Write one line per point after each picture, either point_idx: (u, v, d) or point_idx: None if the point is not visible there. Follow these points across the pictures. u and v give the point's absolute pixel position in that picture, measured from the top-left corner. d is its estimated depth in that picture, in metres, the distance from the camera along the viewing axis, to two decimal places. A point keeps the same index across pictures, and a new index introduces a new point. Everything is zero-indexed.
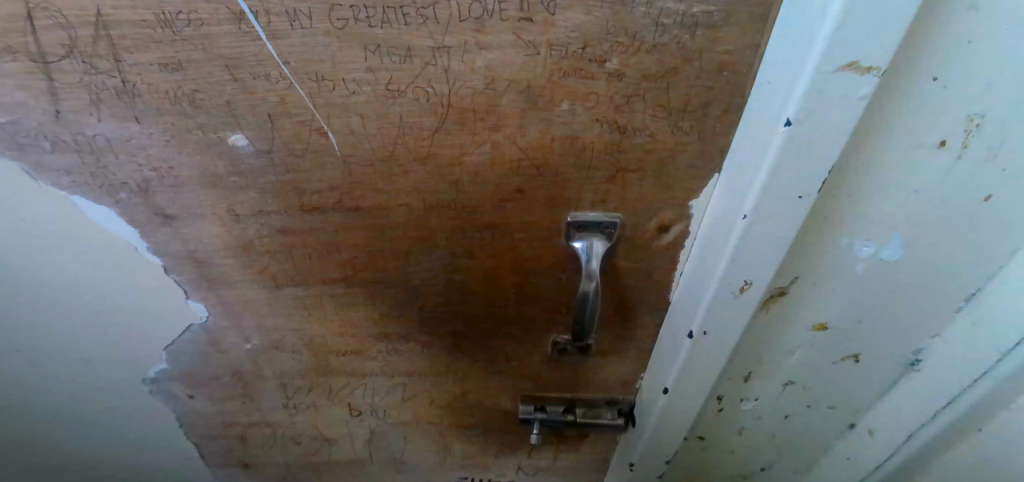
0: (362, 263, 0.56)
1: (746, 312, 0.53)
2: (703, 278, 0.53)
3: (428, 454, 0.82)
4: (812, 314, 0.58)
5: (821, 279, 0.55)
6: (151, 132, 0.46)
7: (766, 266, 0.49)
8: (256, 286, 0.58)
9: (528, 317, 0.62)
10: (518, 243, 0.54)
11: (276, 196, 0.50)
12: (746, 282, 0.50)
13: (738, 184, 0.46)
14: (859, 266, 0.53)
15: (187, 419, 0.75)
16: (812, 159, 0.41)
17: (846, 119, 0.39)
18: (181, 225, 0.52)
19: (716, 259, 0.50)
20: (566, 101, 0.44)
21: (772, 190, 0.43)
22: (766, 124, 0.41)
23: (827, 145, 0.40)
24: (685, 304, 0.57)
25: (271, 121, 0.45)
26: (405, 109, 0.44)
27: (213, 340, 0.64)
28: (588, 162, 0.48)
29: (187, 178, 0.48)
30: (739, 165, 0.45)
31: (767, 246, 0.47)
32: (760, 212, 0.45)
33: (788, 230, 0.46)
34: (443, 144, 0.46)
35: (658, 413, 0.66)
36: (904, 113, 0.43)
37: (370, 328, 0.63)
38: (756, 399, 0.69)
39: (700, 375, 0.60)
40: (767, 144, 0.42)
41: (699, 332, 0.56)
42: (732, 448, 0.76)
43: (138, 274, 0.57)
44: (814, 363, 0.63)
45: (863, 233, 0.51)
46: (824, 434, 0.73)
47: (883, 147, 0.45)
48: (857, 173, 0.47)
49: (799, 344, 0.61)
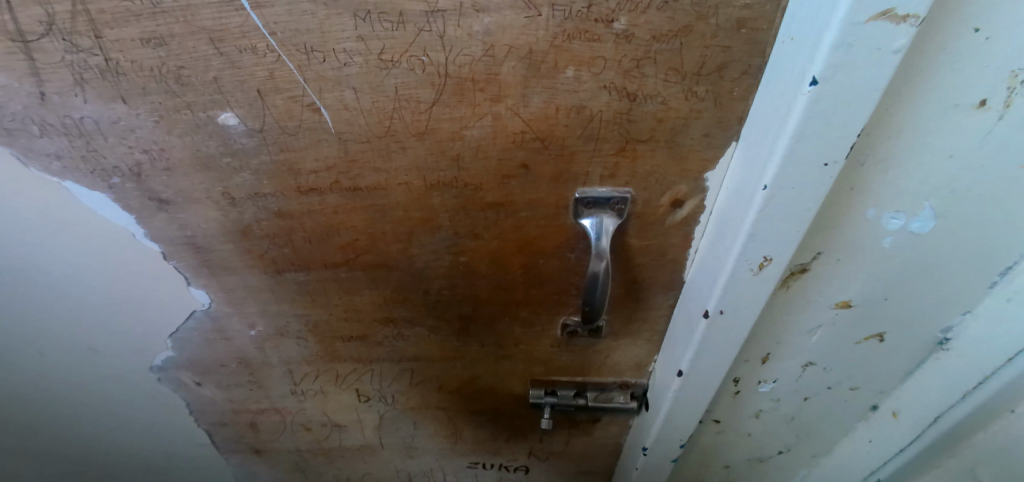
0: (364, 246, 0.54)
1: (765, 289, 0.51)
2: (720, 254, 0.50)
3: (439, 439, 0.81)
4: (836, 291, 0.55)
5: (846, 253, 0.51)
6: (139, 113, 0.44)
7: (787, 240, 0.46)
8: (256, 272, 0.56)
9: (536, 299, 0.60)
10: (524, 222, 0.52)
11: (271, 178, 0.48)
12: (765, 258, 0.47)
13: (758, 152, 0.43)
14: (887, 239, 0.50)
15: (197, 406, 0.75)
16: (839, 121, 0.38)
17: (877, 75, 0.36)
18: (176, 210, 0.50)
19: (734, 234, 0.47)
20: (571, 66, 0.41)
21: (795, 156, 0.40)
22: (788, 85, 0.38)
23: (855, 104, 0.37)
24: (701, 282, 0.54)
25: (261, 97, 0.43)
26: (400, 81, 0.42)
27: (217, 327, 0.63)
28: (596, 134, 0.45)
29: (179, 160, 0.47)
30: (758, 131, 0.42)
31: (789, 218, 0.44)
32: (782, 181, 0.42)
33: (811, 201, 0.43)
34: (442, 118, 0.44)
35: (674, 396, 0.63)
36: (940, 71, 0.40)
37: (374, 313, 0.61)
38: (775, 382, 0.66)
39: (717, 356, 0.58)
40: (790, 107, 0.38)
41: (716, 312, 0.53)
42: (749, 432, 0.73)
43: (138, 261, 0.55)
44: (838, 344, 0.60)
45: (891, 203, 0.48)
46: (846, 418, 0.70)
47: (915, 109, 0.42)
48: (887, 139, 0.44)
49: (822, 323, 0.58)
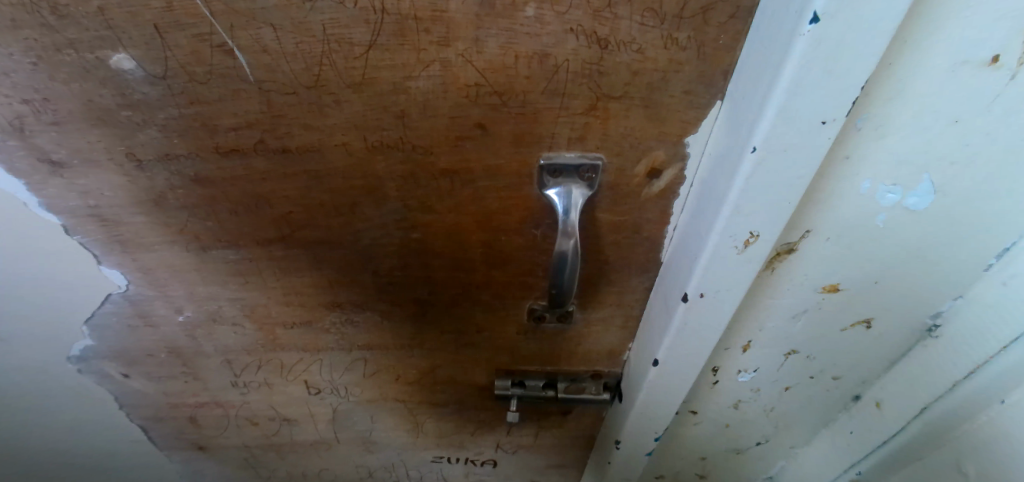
0: (300, 220, 0.47)
1: (749, 270, 0.46)
2: (700, 230, 0.44)
3: (400, 433, 0.76)
4: (823, 275, 0.50)
5: (835, 232, 0.46)
6: (11, 52, 0.36)
7: (776, 213, 0.41)
8: (178, 250, 0.49)
9: (499, 281, 0.54)
10: (483, 193, 0.45)
11: (183, 136, 0.41)
12: (751, 233, 0.42)
13: (746, 109, 0.37)
14: (881, 216, 0.45)
15: (127, 400, 0.67)
16: (840, 69, 0.33)
17: (887, 11, 0.30)
18: (74, 174, 0.43)
19: (716, 207, 0.42)
20: (531, 3, 0.35)
21: (789, 112, 0.34)
22: (785, 24, 0.32)
23: (860, 46, 0.32)
24: (680, 262, 0.49)
25: (159, 34, 0.35)
26: (327, 16, 0.35)
27: (140, 312, 0.56)
28: (562, 88, 0.39)
29: (69, 113, 0.39)
30: (748, 84, 0.37)
31: (778, 186, 0.39)
32: (772, 143, 0.36)
33: (803, 168, 0.38)
34: (382, 64, 0.37)
35: (647, 387, 0.58)
36: (954, 18, 0.34)
37: (318, 297, 0.55)
38: (754, 371, 0.61)
39: (695, 344, 0.53)
40: (785, 51, 0.32)
41: (695, 295, 0.48)
42: (725, 423, 0.69)
43: (37, 236, 0.48)
44: (823, 330, 0.56)
45: (887, 175, 0.43)
46: (826, 407, 0.67)
47: (921, 63, 0.36)
48: (888, 98, 0.38)
49: (807, 309, 0.53)
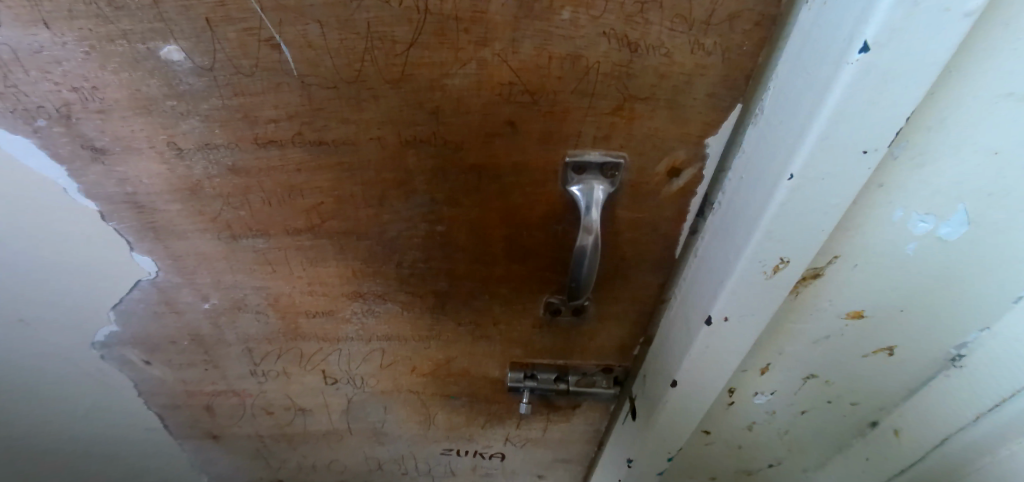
0: (330, 211, 0.49)
1: (775, 294, 0.48)
2: (729, 251, 0.46)
3: (411, 425, 0.77)
4: (848, 300, 0.52)
5: (863, 259, 0.48)
6: (65, 42, 0.38)
7: (806, 240, 0.43)
8: (209, 238, 0.51)
9: (518, 275, 0.55)
10: (508, 188, 0.47)
11: (223, 126, 0.42)
12: (781, 259, 0.44)
13: (782, 137, 0.39)
14: (910, 245, 0.47)
15: (145, 387, 0.68)
16: (883, 100, 0.35)
17: (936, 44, 0.32)
18: (115, 161, 0.45)
19: (747, 231, 0.44)
20: (567, 7, 0.36)
21: (828, 141, 0.36)
22: (828, 53, 0.34)
23: (902, 80, 0.34)
24: (705, 285, 0.51)
25: (209, 27, 0.37)
26: (373, 15, 0.36)
27: (166, 299, 0.57)
28: (591, 88, 0.41)
29: (115, 102, 0.41)
30: (783, 113, 0.39)
31: (811, 213, 0.41)
32: (809, 170, 0.38)
33: (837, 197, 0.40)
34: (421, 62, 0.39)
35: (663, 405, 0.60)
36: (995, 53, 0.36)
37: (342, 287, 0.56)
38: (772, 393, 0.63)
39: (717, 362, 0.55)
40: (829, 80, 0.34)
41: (719, 318, 0.50)
42: (739, 443, 0.71)
43: (72, 221, 0.49)
44: (844, 355, 0.58)
45: (921, 204, 0.44)
46: (841, 431, 0.67)
47: (958, 96, 0.38)
48: (927, 129, 0.39)
49: (830, 333, 0.55)
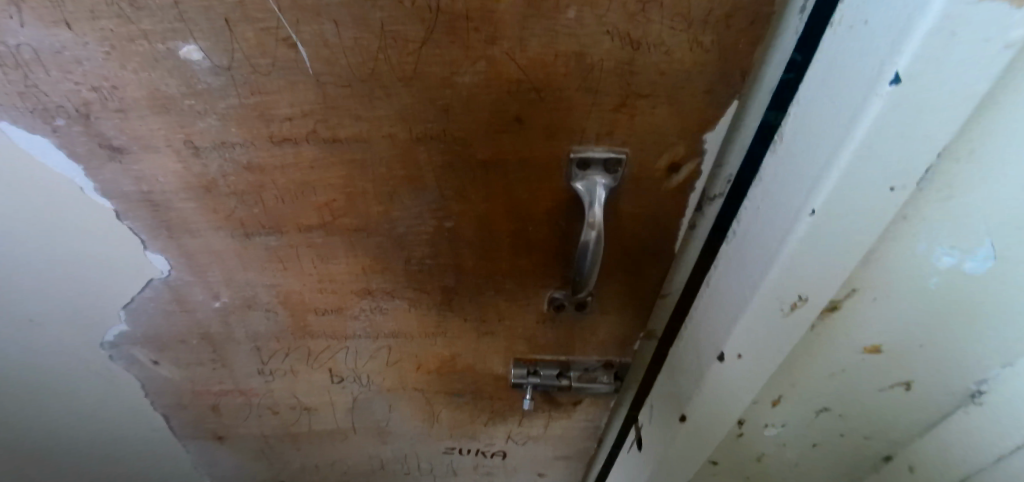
0: (341, 208, 0.50)
1: (791, 331, 0.49)
2: (745, 285, 0.47)
3: (415, 423, 0.78)
4: (866, 334, 0.51)
5: (882, 293, 0.47)
6: (87, 41, 0.38)
7: (823, 276, 0.44)
8: (222, 235, 0.52)
9: (523, 270, 0.57)
10: (514, 184, 0.49)
11: (239, 124, 0.44)
12: (799, 298, 0.46)
13: (803, 173, 0.40)
14: (932, 279, 0.45)
15: (153, 387, 0.69)
16: (911, 132, 0.35)
17: (968, 77, 0.32)
18: (132, 160, 0.46)
19: (765, 266, 0.45)
20: (573, 6, 0.38)
21: (851, 178, 0.37)
22: (856, 84, 0.35)
23: (929, 116, 0.34)
24: (719, 318, 0.52)
25: (228, 27, 0.38)
26: (387, 14, 0.38)
27: (178, 297, 0.58)
28: (595, 85, 0.42)
29: (134, 101, 0.42)
30: (803, 149, 0.40)
31: (830, 250, 0.42)
32: (831, 206, 0.39)
33: (855, 234, 0.41)
34: (432, 61, 0.40)
35: (673, 438, 0.62)
36: None
37: (351, 284, 0.57)
38: (782, 426, 0.62)
39: (728, 397, 0.56)
40: (858, 111, 0.35)
41: (732, 355, 0.51)
42: (748, 474, 0.70)
43: (87, 220, 0.50)
44: (859, 388, 0.56)
45: (948, 236, 0.42)
46: (856, 463, 0.66)
47: (993, 117, 0.36)
48: (959, 155, 0.38)
49: (845, 365, 0.54)
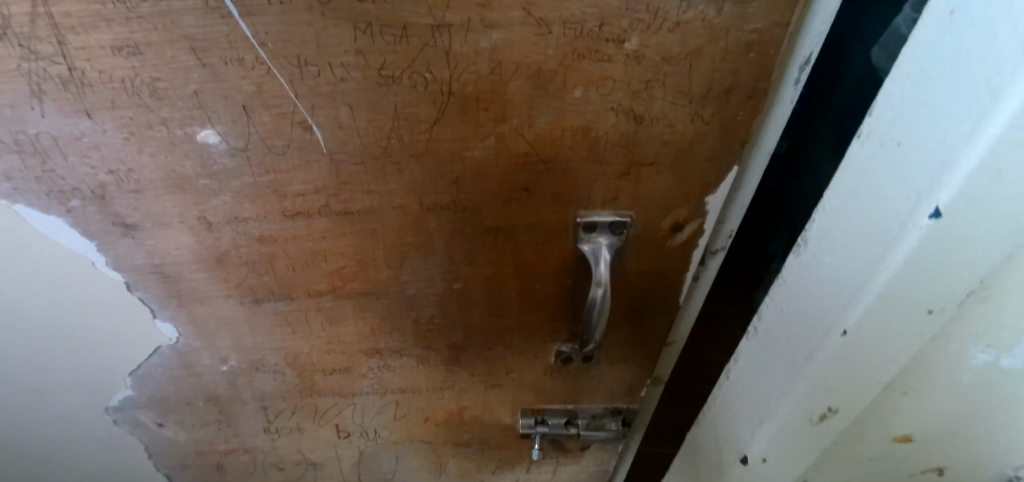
0: (352, 274, 0.50)
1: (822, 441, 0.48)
2: (776, 390, 0.47)
3: (422, 474, 0.77)
4: (900, 425, 0.49)
5: (914, 388, 0.45)
6: (106, 128, 0.39)
7: (857, 389, 0.43)
8: (231, 302, 0.52)
9: (531, 325, 0.57)
10: (523, 246, 0.50)
11: (253, 200, 0.44)
12: (830, 409, 0.45)
13: (835, 291, 0.40)
14: (966, 374, 0.43)
15: (156, 449, 0.68)
16: (954, 259, 0.34)
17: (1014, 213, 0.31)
18: (145, 235, 0.46)
19: (795, 376, 0.44)
20: (579, 86, 0.39)
21: (887, 301, 0.37)
22: (891, 212, 0.34)
23: (969, 245, 0.33)
24: (748, 418, 0.51)
25: (246, 113, 0.39)
26: (400, 98, 0.39)
27: (185, 362, 0.58)
28: (601, 155, 0.44)
29: (150, 181, 0.43)
30: (834, 268, 0.39)
31: (865, 365, 0.41)
32: (863, 326, 0.39)
33: (889, 354, 0.40)
34: (444, 138, 0.42)
35: None
36: None
37: (359, 344, 0.57)
38: None
39: None
40: (895, 239, 0.34)
41: (759, 456, 0.51)
42: None
43: (97, 292, 0.51)
44: (894, 472, 0.54)
45: (981, 334, 0.40)
46: None
47: None
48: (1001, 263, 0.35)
49: (876, 454, 0.52)
